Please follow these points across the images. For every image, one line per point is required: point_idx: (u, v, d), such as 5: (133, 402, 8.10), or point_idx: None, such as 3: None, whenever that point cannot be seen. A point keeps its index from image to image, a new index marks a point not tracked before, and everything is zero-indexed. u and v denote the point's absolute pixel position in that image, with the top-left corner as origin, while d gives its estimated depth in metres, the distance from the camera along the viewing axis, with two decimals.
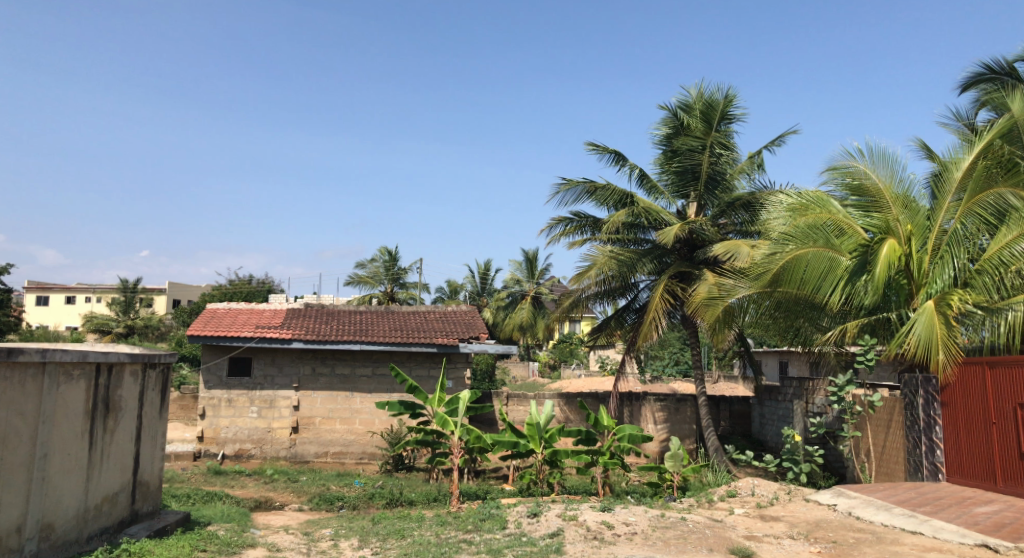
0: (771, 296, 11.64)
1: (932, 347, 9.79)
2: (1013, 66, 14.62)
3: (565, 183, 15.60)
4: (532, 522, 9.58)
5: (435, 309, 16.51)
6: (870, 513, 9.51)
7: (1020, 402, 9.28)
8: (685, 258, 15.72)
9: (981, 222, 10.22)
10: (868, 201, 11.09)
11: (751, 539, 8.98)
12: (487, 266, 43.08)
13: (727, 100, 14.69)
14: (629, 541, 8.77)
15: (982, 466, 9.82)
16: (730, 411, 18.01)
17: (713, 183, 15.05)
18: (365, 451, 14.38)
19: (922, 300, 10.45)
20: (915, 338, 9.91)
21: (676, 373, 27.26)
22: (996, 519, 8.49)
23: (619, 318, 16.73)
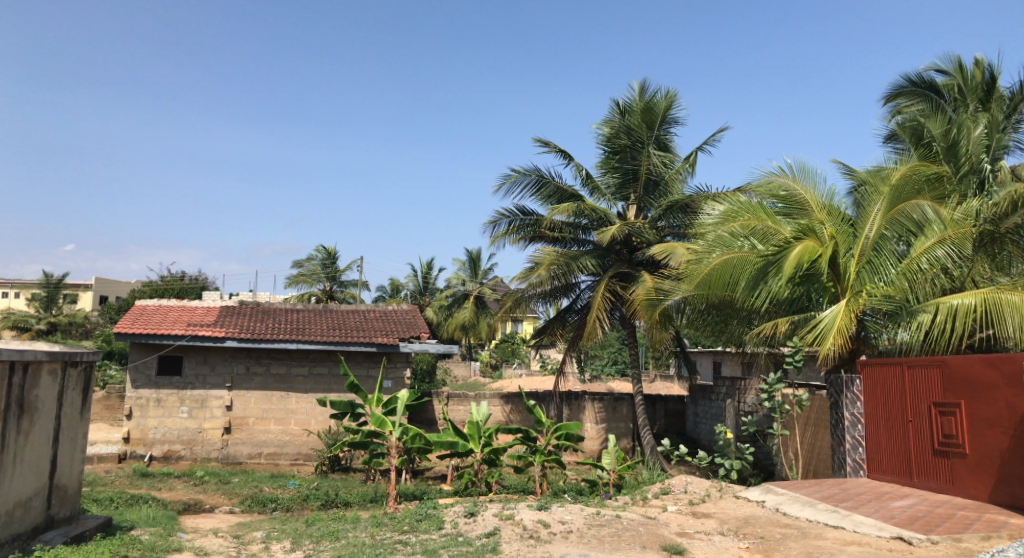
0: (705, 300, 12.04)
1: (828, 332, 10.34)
2: (926, 77, 15.46)
3: (511, 176, 15.67)
4: (469, 521, 9.59)
5: (376, 308, 16.37)
6: (795, 509, 9.85)
7: (934, 400, 9.74)
8: (625, 259, 15.95)
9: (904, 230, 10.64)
10: (795, 207, 11.41)
11: (683, 535, 9.21)
12: (430, 265, 42.95)
13: (668, 103, 15.10)
14: (564, 539, 8.89)
15: (900, 462, 10.27)
16: (665, 409, 18.37)
17: (652, 185, 15.46)
18: (301, 451, 14.15)
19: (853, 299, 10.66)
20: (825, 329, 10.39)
21: (615, 372, 27.88)
22: (911, 513, 8.90)
23: (561, 318, 16.90)
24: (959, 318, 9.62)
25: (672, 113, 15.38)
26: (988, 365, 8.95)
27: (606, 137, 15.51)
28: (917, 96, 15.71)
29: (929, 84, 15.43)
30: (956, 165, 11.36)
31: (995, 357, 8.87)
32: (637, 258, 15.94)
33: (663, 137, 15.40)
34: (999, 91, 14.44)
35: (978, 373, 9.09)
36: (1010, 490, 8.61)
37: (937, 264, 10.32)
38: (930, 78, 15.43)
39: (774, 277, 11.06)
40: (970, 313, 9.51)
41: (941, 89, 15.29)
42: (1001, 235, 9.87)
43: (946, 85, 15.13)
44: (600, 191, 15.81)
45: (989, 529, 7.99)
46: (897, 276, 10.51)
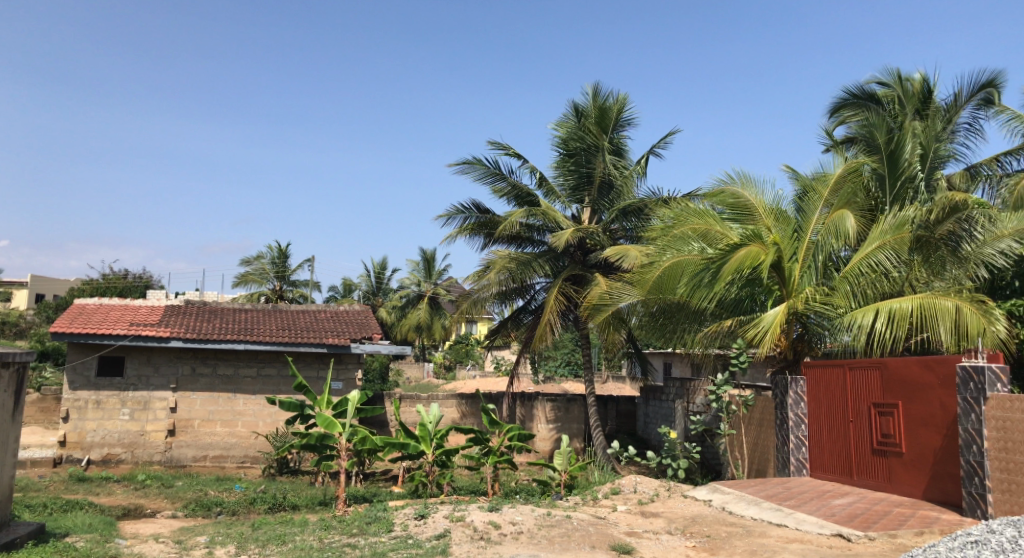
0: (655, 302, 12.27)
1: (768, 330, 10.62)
2: (866, 89, 15.95)
3: (470, 162, 15.62)
4: (419, 523, 9.54)
5: (327, 308, 16.17)
6: (741, 508, 10.05)
7: (874, 401, 10.04)
8: (578, 261, 16.06)
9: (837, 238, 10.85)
10: (742, 211, 11.67)
11: (631, 535, 9.31)
12: (384, 266, 42.63)
13: (619, 106, 15.33)
14: (515, 540, 8.92)
15: (841, 461, 10.59)
16: (617, 410, 18.60)
17: (606, 188, 15.59)
18: (248, 454, 13.87)
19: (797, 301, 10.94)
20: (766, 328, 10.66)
21: (568, 373, 28.10)
22: (851, 510, 9.17)
23: (516, 319, 16.96)
24: (895, 322, 9.93)
25: (625, 115, 15.60)
26: (926, 368, 9.23)
27: (560, 140, 15.60)
28: (859, 108, 16.19)
29: (870, 96, 15.91)
30: (892, 172, 11.75)
31: (931, 360, 9.18)
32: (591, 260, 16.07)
33: (616, 140, 15.56)
34: (935, 104, 14.97)
35: (915, 375, 9.40)
36: (943, 488, 8.94)
37: (877, 268, 10.66)
38: (870, 90, 15.93)
39: (715, 275, 11.27)
40: (907, 317, 9.83)
41: (881, 100, 15.78)
42: (935, 240, 10.42)
43: (886, 97, 15.62)
44: (554, 194, 15.93)
45: (923, 524, 8.28)
46: (839, 280, 10.88)
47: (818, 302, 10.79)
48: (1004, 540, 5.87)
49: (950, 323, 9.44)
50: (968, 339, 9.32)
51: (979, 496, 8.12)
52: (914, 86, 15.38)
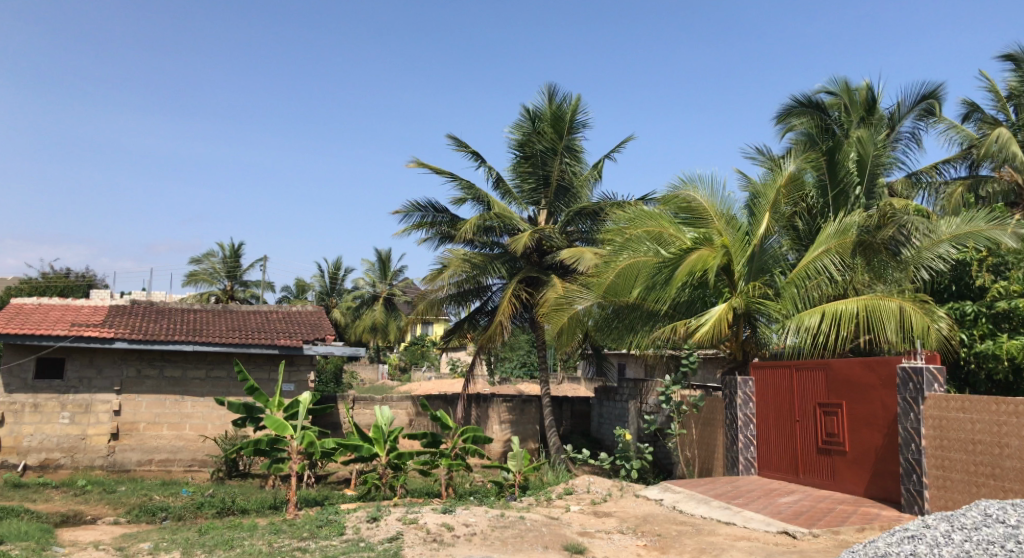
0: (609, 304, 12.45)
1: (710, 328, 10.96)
2: (813, 97, 16.37)
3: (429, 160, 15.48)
4: (372, 526, 9.44)
5: (278, 309, 15.92)
6: (691, 507, 10.21)
7: (819, 401, 10.31)
8: (534, 263, 16.11)
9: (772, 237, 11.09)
10: (695, 215, 11.84)
11: (583, 535, 9.38)
12: (338, 266, 42.16)
13: (574, 108, 15.31)
14: (467, 542, 8.91)
15: (787, 459, 10.85)
16: (572, 411, 18.75)
17: (562, 191, 15.71)
18: (195, 458, 13.57)
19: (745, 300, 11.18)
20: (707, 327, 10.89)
21: (524, 374, 28.21)
22: (796, 508, 9.39)
23: (472, 320, 16.93)
24: (841, 322, 10.17)
25: (580, 117, 15.60)
26: (868, 368, 9.50)
27: (517, 142, 15.63)
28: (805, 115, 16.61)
29: (817, 104, 16.34)
30: (835, 178, 12.06)
31: (873, 360, 9.44)
32: (547, 262, 16.13)
33: (572, 144, 15.59)
34: (877, 112, 15.45)
35: (858, 375, 9.66)
36: (883, 485, 9.22)
37: (822, 273, 10.91)
38: (816, 98, 16.36)
39: (667, 277, 11.51)
40: (852, 318, 10.09)
41: (827, 109, 16.22)
42: (876, 244, 10.81)
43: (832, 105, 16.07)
44: (511, 195, 15.96)
45: (864, 521, 8.53)
46: (786, 284, 11.14)
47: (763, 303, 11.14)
48: (939, 534, 6.07)
49: (895, 323, 9.71)
50: (914, 335, 9.58)
51: (917, 493, 8.39)
52: (858, 95, 15.82)
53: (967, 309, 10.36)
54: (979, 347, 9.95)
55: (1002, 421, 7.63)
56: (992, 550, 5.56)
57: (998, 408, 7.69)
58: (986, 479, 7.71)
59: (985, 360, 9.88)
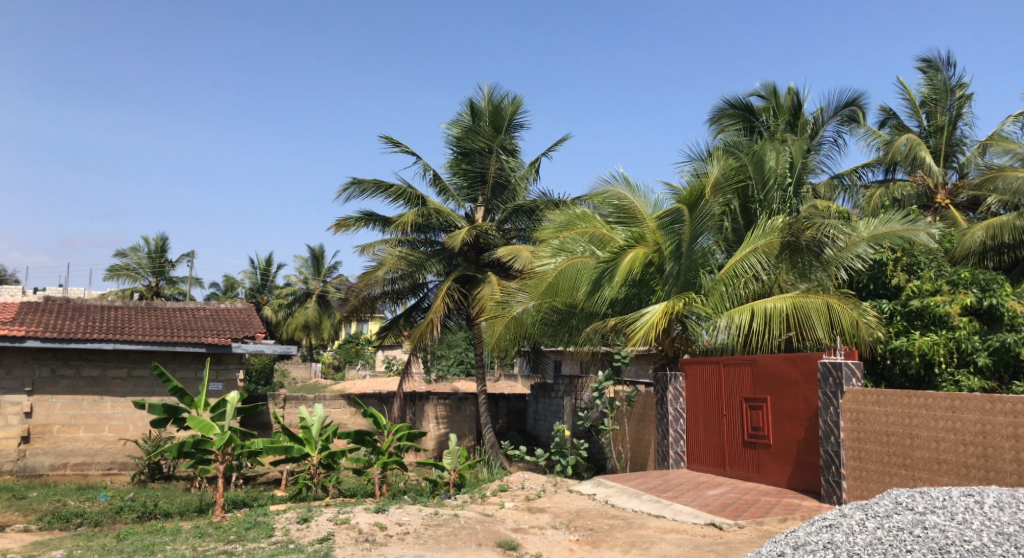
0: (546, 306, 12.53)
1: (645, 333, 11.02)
2: (746, 101, 16.82)
3: (358, 179, 15.19)
4: (302, 527, 9.24)
5: (205, 307, 15.39)
6: (623, 501, 10.37)
7: (745, 396, 10.61)
8: (471, 261, 16.05)
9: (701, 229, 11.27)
10: (627, 214, 12.01)
11: (517, 531, 9.40)
12: (270, 262, 41.23)
13: (513, 107, 15.38)
14: (401, 541, 8.83)
15: (716, 453, 11.14)
16: (508, 408, 18.84)
17: (499, 188, 15.72)
18: (115, 461, 13.05)
19: (678, 303, 11.14)
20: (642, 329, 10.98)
21: (460, 372, 28.21)
22: (723, 500, 9.65)
23: (408, 318, 16.80)
24: (769, 320, 10.50)
25: (518, 116, 15.66)
26: (791, 363, 9.83)
27: (454, 138, 15.48)
28: (736, 117, 17.05)
29: (748, 108, 16.81)
30: (762, 183, 12.41)
31: (797, 356, 9.76)
32: (484, 260, 16.08)
33: (510, 142, 15.62)
34: (803, 117, 16.00)
35: (781, 371, 9.97)
36: (805, 476, 9.54)
37: (749, 272, 11.22)
38: (748, 101, 16.82)
39: (605, 280, 11.64)
40: (782, 316, 10.40)
41: (757, 112, 16.70)
42: (802, 245, 11.09)
43: (763, 109, 16.58)
44: (448, 192, 15.83)
45: (786, 512, 8.82)
46: (716, 282, 11.38)
47: (699, 306, 11.20)
48: (854, 522, 6.30)
49: (822, 319, 10.05)
50: (842, 331, 9.99)
51: (835, 483, 8.71)
52: (785, 100, 16.34)
53: (884, 307, 10.85)
54: (894, 343, 10.40)
55: (914, 414, 7.98)
56: (902, 535, 5.80)
57: (910, 401, 8.04)
58: (899, 469, 8.07)
59: (900, 356, 10.34)
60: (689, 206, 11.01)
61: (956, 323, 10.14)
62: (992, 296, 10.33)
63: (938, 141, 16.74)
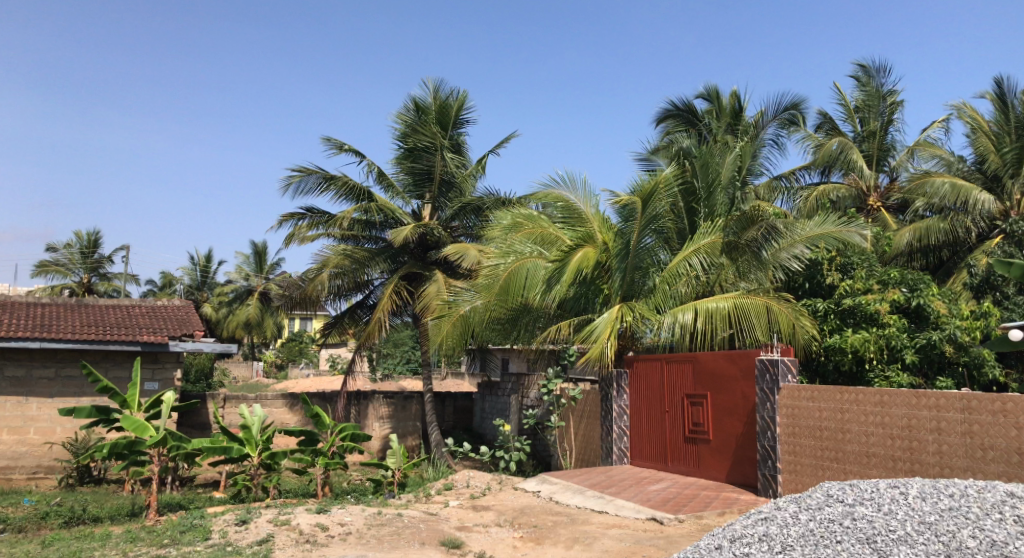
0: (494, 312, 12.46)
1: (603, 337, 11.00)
2: (690, 103, 17.12)
3: (302, 171, 14.89)
4: (240, 530, 9.03)
5: (142, 304, 14.88)
6: (567, 497, 10.44)
7: (686, 392, 10.80)
8: (417, 258, 15.96)
9: (645, 225, 11.32)
10: (574, 216, 12.13)
11: (461, 529, 9.38)
12: (210, 259, 40.23)
13: (458, 103, 15.44)
14: (342, 541, 8.70)
15: (658, 449, 11.32)
16: (454, 406, 18.78)
17: (446, 185, 15.52)
18: (40, 464, 12.56)
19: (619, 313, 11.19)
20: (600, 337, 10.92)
21: (406, 371, 28.01)
22: (664, 495, 9.80)
23: (353, 316, 16.57)
24: (711, 320, 10.70)
25: (463, 112, 15.68)
26: (730, 360, 10.05)
27: (400, 134, 15.28)
28: (681, 119, 17.35)
29: (692, 110, 17.12)
30: (706, 183, 12.62)
31: (736, 353, 9.97)
32: (431, 257, 16.00)
33: (456, 139, 15.63)
34: (745, 121, 16.37)
35: (721, 368, 10.17)
36: (743, 471, 9.75)
37: (691, 270, 11.46)
38: (692, 104, 17.11)
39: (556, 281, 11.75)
40: (723, 316, 10.63)
41: (700, 114, 17.04)
42: (741, 245, 11.42)
43: (706, 112, 16.90)
44: (394, 189, 15.65)
45: (725, 505, 9.00)
46: (662, 281, 11.54)
47: (640, 313, 11.23)
48: (788, 515, 6.47)
49: (761, 319, 10.32)
50: (779, 330, 10.27)
51: (772, 477, 8.95)
52: (728, 103, 16.71)
53: (818, 307, 11.14)
54: (828, 341, 10.70)
55: (846, 409, 8.24)
56: (832, 527, 5.97)
57: (843, 397, 8.30)
58: (831, 462, 8.32)
59: (833, 353, 10.64)
60: (640, 205, 11.09)
61: (885, 322, 10.55)
62: (918, 295, 10.76)
63: (871, 146, 17.35)
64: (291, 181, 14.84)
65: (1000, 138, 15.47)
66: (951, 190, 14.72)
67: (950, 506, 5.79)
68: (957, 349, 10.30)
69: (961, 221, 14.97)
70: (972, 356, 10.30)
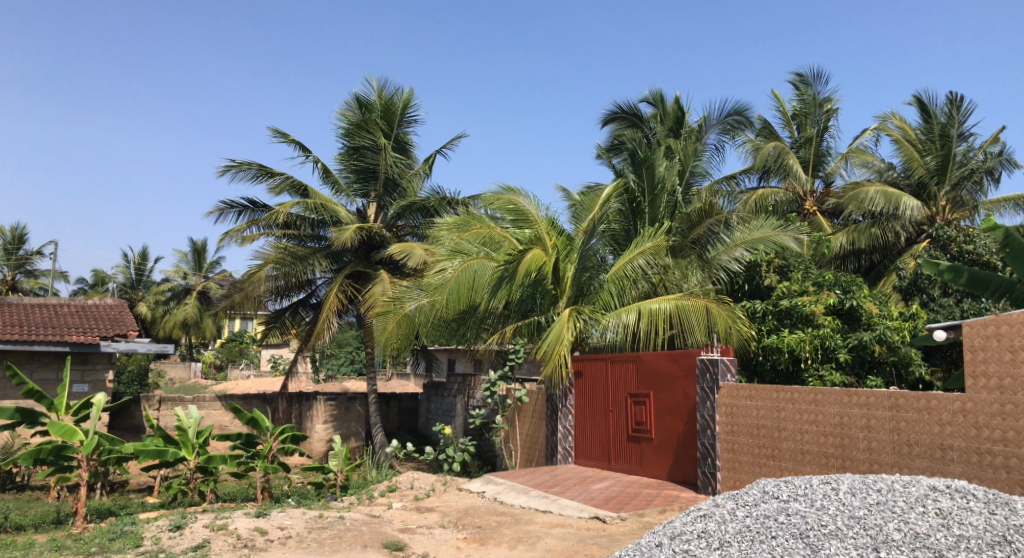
0: (441, 310, 12.38)
1: (558, 340, 10.86)
2: (636, 106, 17.34)
3: (238, 162, 14.55)
4: (174, 535, 8.74)
5: (71, 303, 14.31)
6: (511, 497, 10.45)
7: (630, 391, 10.93)
8: (361, 258, 15.75)
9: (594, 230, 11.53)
10: (522, 218, 12.17)
11: (404, 531, 9.29)
12: (145, 256, 39.04)
13: (404, 102, 15.34)
14: (282, 545, 8.51)
15: (602, 448, 11.42)
16: (399, 407, 18.63)
17: (391, 184, 15.38)
18: None
19: (570, 315, 11.15)
20: (554, 340, 10.92)
21: (351, 372, 27.67)
22: (607, 494, 9.89)
23: (296, 315, 16.26)
24: (654, 320, 10.87)
25: (409, 111, 15.59)
26: (672, 360, 10.20)
27: (345, 131, 15.05)
28: (627, 122, 17.57)
29: (637, 113, 17.34)
30: (651, 183, 12.75)
31: (678, 353, 10.12)
32: (376, 257, 15.84)
33: (402, 138, 15.53)
34: (687, 125, 16.66)
35: (663, 367, 10.33)
36: (683, 468, 9.90)
37: (636, 273, 11.51)
38: (638, 108, 17.33)
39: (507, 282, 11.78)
40: (665, 316, 10.79)
41: (645, 118, 17.28)
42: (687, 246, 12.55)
43: (651, 115, 17.16)
44: (338, 187, 15.43)
45: (665, 503, 9.13)
46: (607, 283, 11.63)
47: (583, 316, 11.26)
48: (726, 511, 6.60)
49: (701, 320, 10.51)
50: (717, 331, 10.48)
51: (711, 474, 9.13)
52: (672, 107, 16.97)
53: (757, 308, 11.47)
54: (766, 340, 10.99)
55: (782, 407, 8.45)
56: (768, 523, 6.11)
57: (779, 396, 8.51)
58: (767, 459, 8.52)
59: (771, 353, 10.92)
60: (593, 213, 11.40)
61: (820, 322, 10.84)
62: (851, 297, 11.10)
63: (808, 152, 17.83)
64: (227, 171, 14.48)
65: (926, 146, 16.08)
66: (882, 197, 15.15)
67: (878, 500, 6.00)
68: (886, 349, 10.58)
69: (891, 227, 15.62)
70: (900, 355, 10.62)
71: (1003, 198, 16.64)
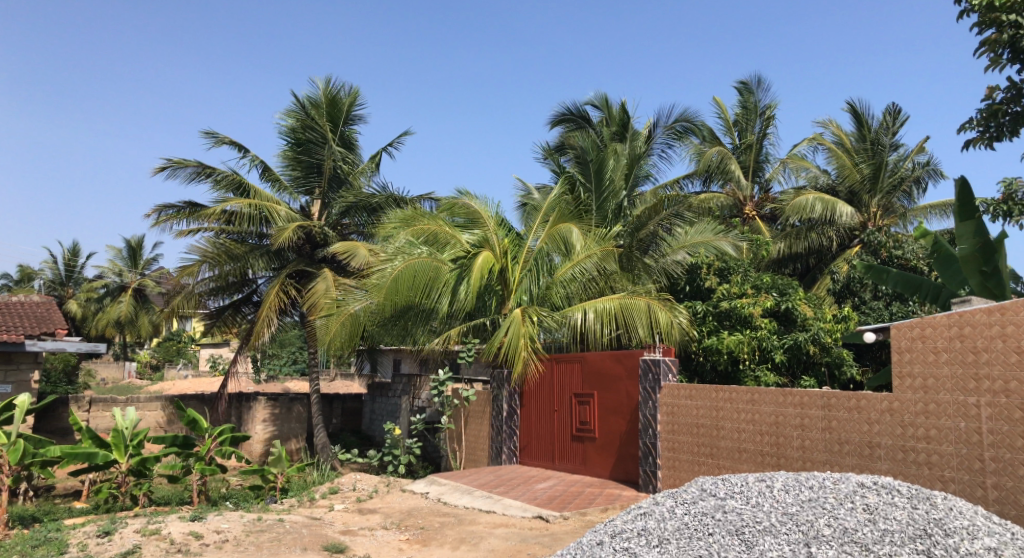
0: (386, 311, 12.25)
1: (518, 344, 10.82)
2: (583, 109, 17.50)
3: (173, 161, 14.13)
4: (103, 541, 8.42)
5: None
6: (455, 497, 10.42)
7: (575, 391, 11.03)
8: (306, 255, 15.43)
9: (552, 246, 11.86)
10: (472, 218, 12.27)
11: (346, 534, 9.16)
12: (76, 252, 37.61)
13: (350, 99, 15.10)
14: (217, 550, 8.30)
15: (546, 448, 11.48)
16: (342, 408, 18.36)
17: (336, 181, 15.16)
18: None
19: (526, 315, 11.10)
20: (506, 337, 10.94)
21: (293, 372, 27.19)
22: (550, 493, 9.94)
23: (236, 313, 15.86)
24: (602, 319, 10.98)
25: (354, 109, 15.35)
26: (616, 360, 10.32)
27: (288, 127, 14.76)
28: (574, 124, 17.74)
29: (585, 116, 17.51)
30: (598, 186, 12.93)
31: (621, 353, 10.24)
32: (319, 254, 15.55)
33: (347, 135, 15.32)
34: (633, 130, 16.88)
35: (607, 367, 10.44)
36: (625, 468, 10.01)
37: (584, 275, 11.68)
38: (585, 111, 17.50)
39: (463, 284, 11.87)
40: (612, 315, 10.92)
41: (593, 121, 17.47)
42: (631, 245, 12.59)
43: (599, 119, 17.35)
44: (281, 184, 15.17)
45: (607, 502, 9.22)
46: (554, 283, 11.76)
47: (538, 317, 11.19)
48: (665, 510, 6.70)
49: (644, 319, 10.65)
50: (659, 330, 10.62)
51: (651, 473, 9.27)
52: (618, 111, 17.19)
53: (698, 310, 11.67)
54: (706, 341, 11.20)
55: (720, 406, 8.63)
56: (705, 520, 6.23)
57: (717, 395, 8.70)
58: (705, 458, 8.71)
59: (711, 353, 11.15)
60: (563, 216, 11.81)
61: (757, 324, 11.13)
62: (787, 300, 11.44)
63: (748, 158, 18.21)
64: (162, 170, 14.03)
65: (861, 154, 16.65)
66: (820, 203, 15.63)
67: (810, 497, 6.18)
68: (820, 349, 10.92)
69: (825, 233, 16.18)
70: (832, 356, 10.95)
71: (930, 206, 17.35)
